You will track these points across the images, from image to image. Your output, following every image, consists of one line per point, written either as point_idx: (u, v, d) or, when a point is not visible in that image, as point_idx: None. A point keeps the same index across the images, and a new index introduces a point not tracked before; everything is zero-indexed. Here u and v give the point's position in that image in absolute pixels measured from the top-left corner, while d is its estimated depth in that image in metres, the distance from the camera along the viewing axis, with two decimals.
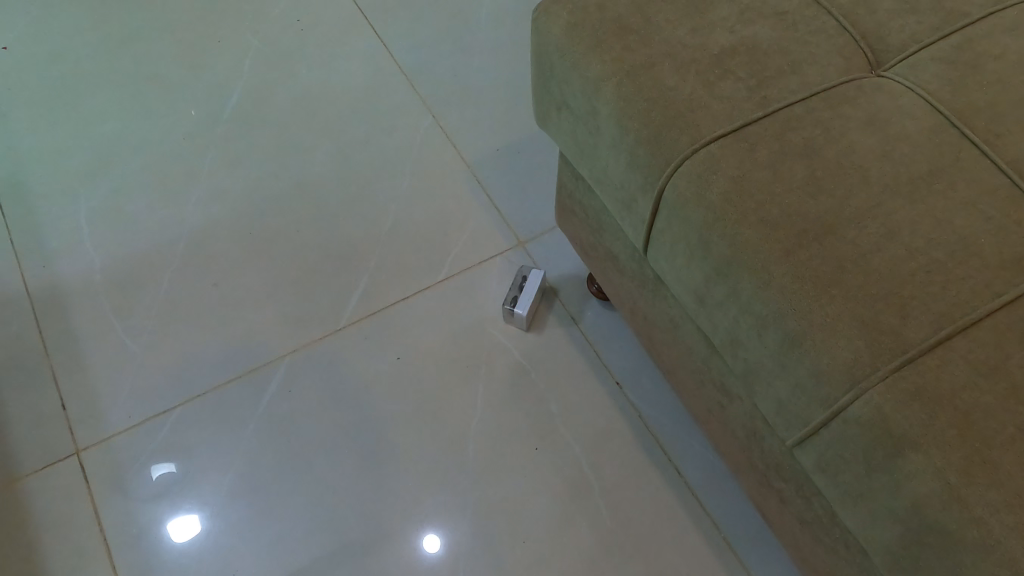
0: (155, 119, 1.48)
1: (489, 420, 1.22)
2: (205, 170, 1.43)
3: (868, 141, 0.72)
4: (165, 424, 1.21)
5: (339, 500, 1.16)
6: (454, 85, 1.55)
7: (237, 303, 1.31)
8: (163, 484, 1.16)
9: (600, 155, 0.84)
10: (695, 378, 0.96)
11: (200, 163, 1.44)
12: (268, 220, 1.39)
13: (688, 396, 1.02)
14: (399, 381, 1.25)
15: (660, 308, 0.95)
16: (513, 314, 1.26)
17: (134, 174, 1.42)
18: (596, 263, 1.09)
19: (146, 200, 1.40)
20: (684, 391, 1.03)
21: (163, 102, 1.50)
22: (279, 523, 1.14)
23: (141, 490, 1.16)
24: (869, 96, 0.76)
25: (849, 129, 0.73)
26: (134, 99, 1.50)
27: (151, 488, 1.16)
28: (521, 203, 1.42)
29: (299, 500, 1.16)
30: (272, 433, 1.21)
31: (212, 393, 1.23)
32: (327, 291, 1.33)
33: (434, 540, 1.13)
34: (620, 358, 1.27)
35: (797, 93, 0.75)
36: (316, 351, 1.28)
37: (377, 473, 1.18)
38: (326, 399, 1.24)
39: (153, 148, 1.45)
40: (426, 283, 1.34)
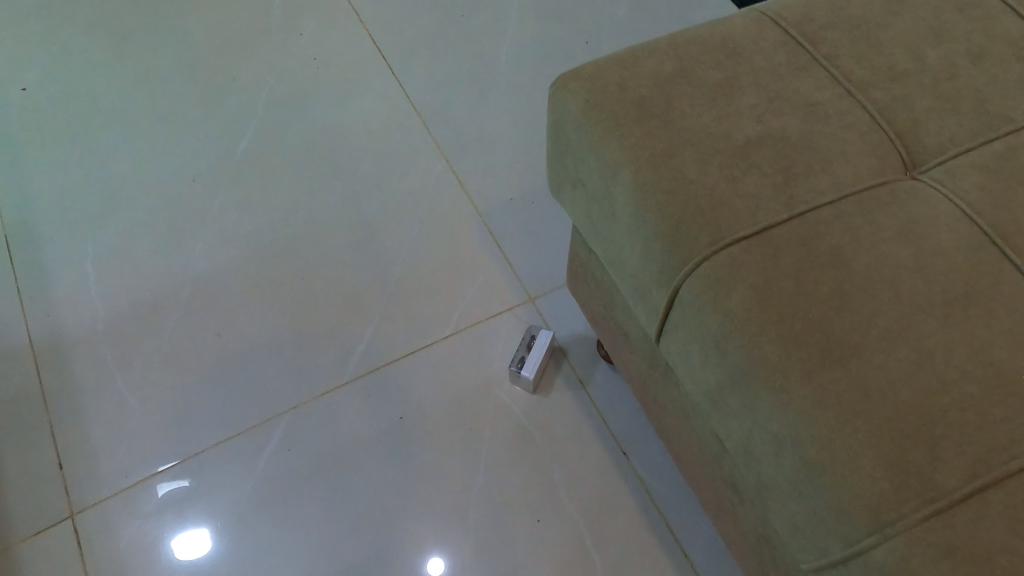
0: (169, 158, 1.46)
1: (489, 487, 1.16)
2: (215, 211, 1.41)
3: (902, 251, 0.67)
4: (156, 474, 1.17)
5: (335, 544, 1.12)
6: (471, 131, 1.52)
7: (239, 351, 1.28)
8: (173, 497, 1.15)
9: (614, 239, 0.79)
10: (704, 470, 0.90)
11: (210, 203, 1.42)
12: (276, 264, 1.36)
13: (697, 485, 0.96)
14: (398, 440, 1.20)
15: (670, 394, 0.90)
16: (518, 374, 1.22)
17: (144, 214, 1.40)
18: (605, 334, 1.04)
19: (154, 241, 1.37)
20: (692, 478, 0.97)
21: (177, 140, 1.48)
22: (280, 548, 1.12)
23: (150, 504, 1.14)
24: (905, 202, 0.71)
25: (880, 237, 0.68)
26: (149, 136, 1.48)
27: (159, 506, 1.14)
28: (534, 257, 1.38)
29: (296, 538, 1.12)
30: (271, 498, 1.15)
31: (212, 449, 1.19)
32: (331, 341, 1.29)
33: (437, 563, 1.10)
34: (627, 427, 1.22)
35: (826, 194, 0.71)
36: (317, 410, 1.23)
37: (372, 538, 1.12)
38: (323, 459, 1.19)
39: (164, 186, 1.43)
40: (431, 338, 1.29)
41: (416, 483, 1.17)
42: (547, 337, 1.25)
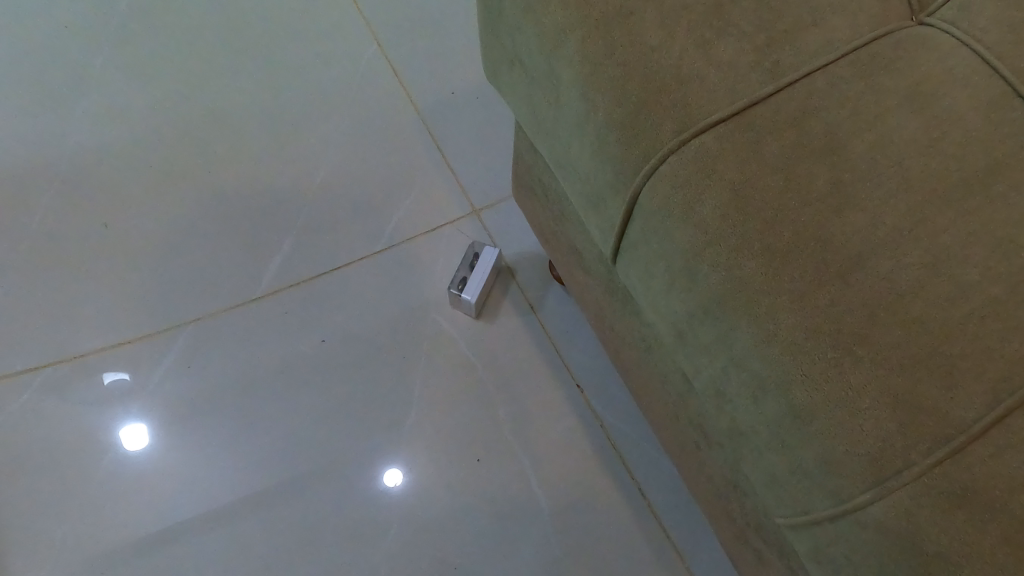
0: (43, 29, 1.23)
1: (423, 421, 1.04)
2: (101, 95, 1.20)
3: (917, 121, 0.51)
4: (33, 380, 1.04)
5: (247, 471, 1.01)
6: (411, 16, 1.30)
7: (132, 257, 1.11)
8: (114, 392, 1.03)
9: (561, 133, 0.63)
10: (667, 406, 0.78)
11: (96, 86, 1.21)
12: (179, 167, 1.17)
13: (657, 425, 0.86)
14: (325, 371, 1.06)
15: (629, 320, 0.76)
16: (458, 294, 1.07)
17: (15, 94, 1.19)
18: (557, 253, 0.90)
19: (25, 125, 1.17)
20: (653, 416, 0.86)
21: (55, 8, 1.25)
22: (188, 465, 1.01)
23: (90, 395, 1.03)
24: (918, 54, 0.53)
25: (891, 104, 0.51)
26: (19, 1, 1.24)
27: (99, 392, 1.03)
28: (480, 165, 1.20)
29: (203, 459, 1.01)
30: (171, 417, 1.03)
31: (102, 371, 1.05)
32: (242, 258, 1.12)
33: (394, 475, 1.01)
34: (583, 356, 1.09)
35: (822, 53, 0.53)
36: (220, 324, 1.08)
37: (283, 458, 1.02)
38: (233, 388, 1.05)
39: (39, 64, 1.21)
40: (358, 254, 1.13)
41: (342, 413, 1.04)
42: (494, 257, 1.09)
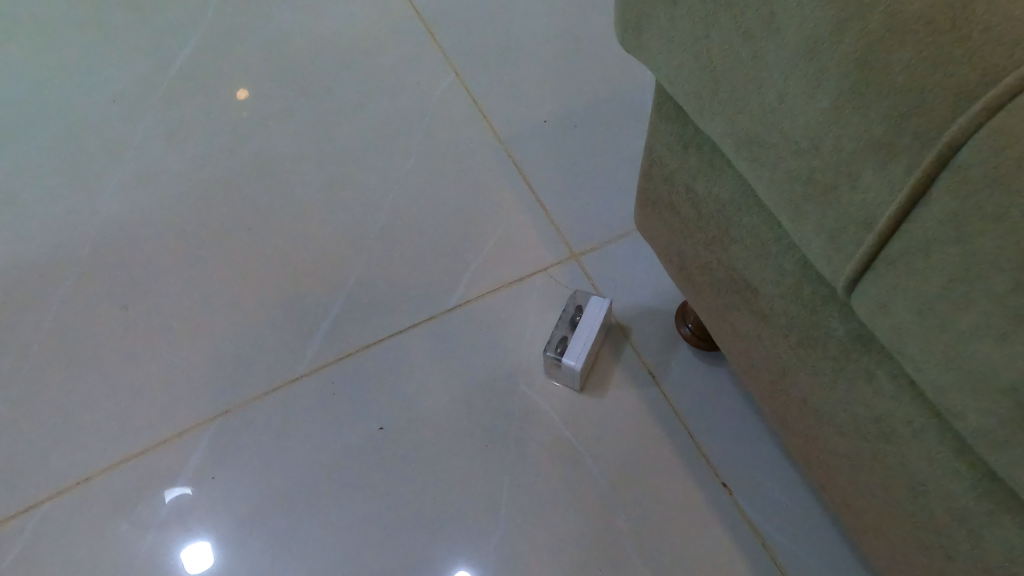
0: (71, 70, 1.07)
1: (514, 535, 0.77)
2: (131, 139, 1.02)
3: None
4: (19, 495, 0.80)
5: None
6: (484, 39, 1.11)
7: (154, 328, 0.89)
8: (173, 514, 0.79)
9: (772, 67, 0.39)
10: (906, 523, 0.50)
11: (126, 129, 1.02)
12: (210, 217, 0.96)
13: (876, 548, 0.57)
14: (383, 468, 0.81)
15: (843, 386, 0.50)
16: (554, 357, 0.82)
17: (33, 142, 1.01)
18: (705, 297, 0.65)
19: (42, 177, 0.98)
20: (868, 536, 0.57)
21: (87, 46, 1.09)
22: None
23: (145, 520, 0.79)
24: None
25: None
26: (47, 42, 1.09)
27: (104, 503, 0.79)
28: (575, 201, 0.97)
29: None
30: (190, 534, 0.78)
31: (96, 475, 0.81)
32: (281, 324, 0.89)
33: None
34: (727, 445, 0.81)
35: None
36: (252, 412, 0.84)
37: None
38: (267, 496, 0.80)
39: (64, 107, 1.04)
40: (425, 314, 0.89)
41: (405, 524, 0.78)
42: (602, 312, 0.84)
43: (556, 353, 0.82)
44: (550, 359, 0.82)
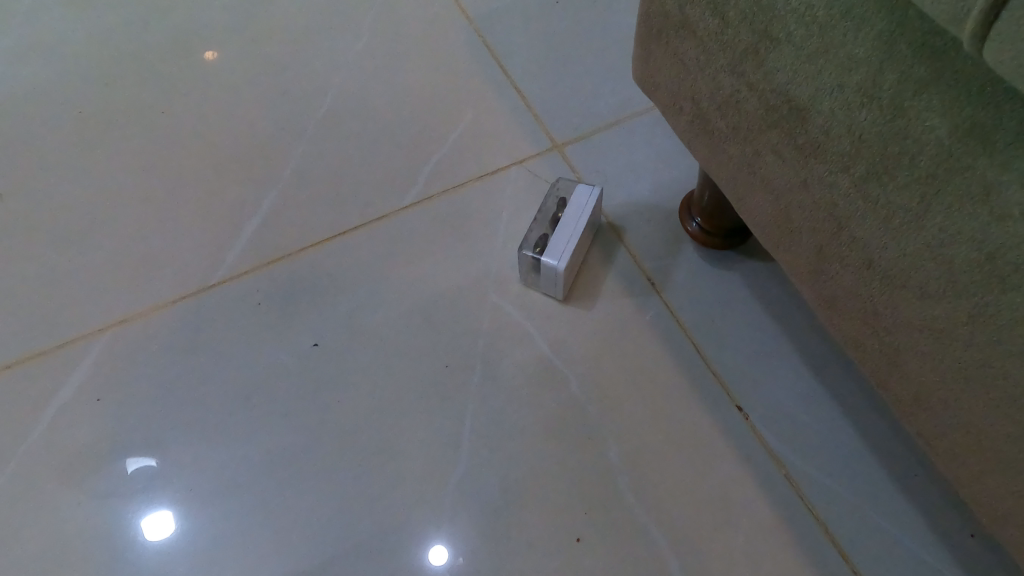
0: None
1: (481, 470, 0.63)
2: (30, 24, 0.85)
3: None
4: None
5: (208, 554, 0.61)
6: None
7: (52, 237, 0.74)
8: (132, 489, 0.63)
9: None
10: (1007, 408, 0.37)
11: (26, 13, 0.86)
12: (120, 104, 0.81)
13: (951, 454, 0.44)
14: (318, 390, 0.67)
15: (936, 221, 0.36)
16: (532, 257, 0.67)
17: None
18: (723, 150, 0.49)
19: None
20: (939, 438, 0.44)
21: None
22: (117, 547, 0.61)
23: (98, 494, 0.63)
24: None
25: None
26: None
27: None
28: (557, 88, 0.82)
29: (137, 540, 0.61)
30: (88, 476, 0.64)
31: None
32: (198, 227, 0.74)
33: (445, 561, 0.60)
34: (741, 361, 0.67)
35: None
36: (151, 324, 0.69)
37: (266, 535, 0.61)
38: (172, 423, 0.65)
39: None
40: (373, 212, 0.74)
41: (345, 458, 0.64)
42: (591, 202, 0.69)
43: (534, 252, 0.67)
44: (528, 259, 0.67)
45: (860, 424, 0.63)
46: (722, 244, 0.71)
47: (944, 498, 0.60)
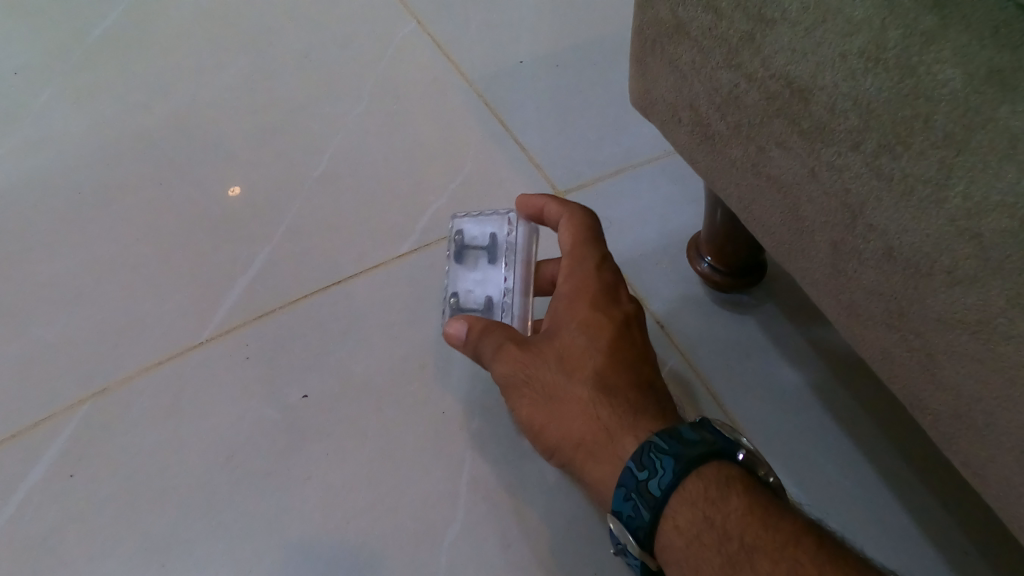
0: None
1: (484, 524, 0.58)
2: (40, 103, 0.85)
3: None
4: None
5: None
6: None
7: (45, 301, 0.70)
8: (190, 559, 0.57)
9: None
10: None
11: (37, 93, 0.86)
12: (121, 170, 0.79)
13: (995, 489, 0.36)
14: (306, 448, 0.62)
15: (962, 185, 0.31)
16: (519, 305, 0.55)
17: None
18: (728, 154, 0.47)
19: None
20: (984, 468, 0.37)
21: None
22: None
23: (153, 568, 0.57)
24: None
25: None
26: None
27: None
28: (559, 139, 0.81)
29: None
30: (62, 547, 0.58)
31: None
32: (188, 285, 0.71)
33: None
34: (759, 404, 0.62)
35: None
36: (132, 392, 0.65)
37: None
38: (148, 493, 0.60)
39: None
40: (369, 262, 0.72)
41: (334, 529, 0.58)
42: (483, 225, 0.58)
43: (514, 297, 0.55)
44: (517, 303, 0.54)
45: (900, 484, 0.57)
46: (740, 283, 0.66)
47: (1004, 566, 0.53)
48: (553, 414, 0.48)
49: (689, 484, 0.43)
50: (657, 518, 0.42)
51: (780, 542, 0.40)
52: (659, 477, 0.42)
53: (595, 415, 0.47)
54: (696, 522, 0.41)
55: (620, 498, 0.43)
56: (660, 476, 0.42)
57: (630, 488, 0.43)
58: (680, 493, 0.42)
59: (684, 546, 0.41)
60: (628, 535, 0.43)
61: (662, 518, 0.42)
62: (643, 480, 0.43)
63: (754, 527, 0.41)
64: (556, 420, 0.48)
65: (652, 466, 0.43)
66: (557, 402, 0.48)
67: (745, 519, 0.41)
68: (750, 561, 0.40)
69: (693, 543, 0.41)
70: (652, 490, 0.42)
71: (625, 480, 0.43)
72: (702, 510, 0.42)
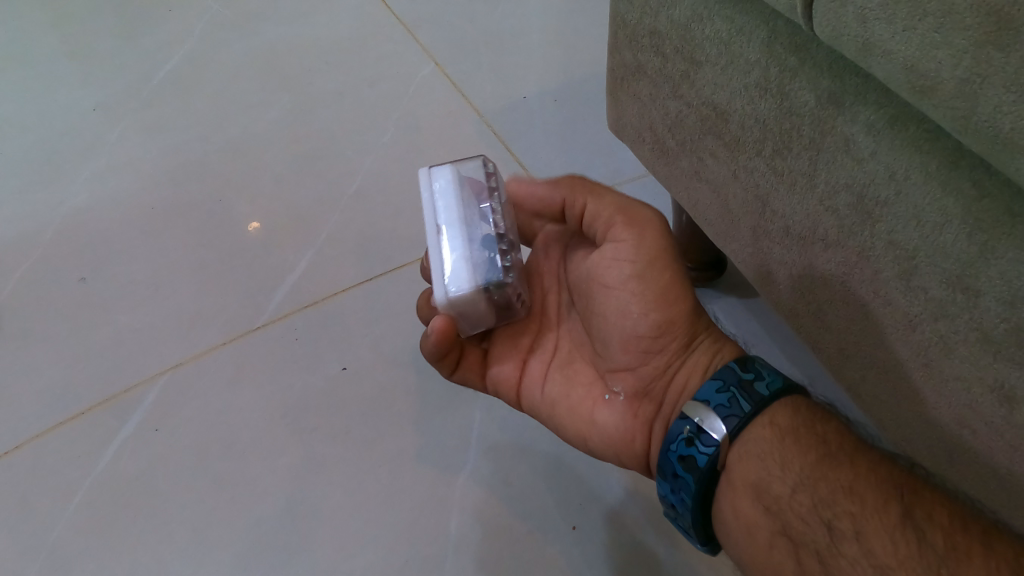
0: (43, 67, 1.01)
1: (494, 472, 0.67)
2: (100, 126, 0.95)
3: None
4: None
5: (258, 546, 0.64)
6: (460, 11, 1.09)
7: (123, 292, 0.80)
8: (252, 497, 0.66)
9: None
10: (900, 335, 0.44)
11: (96, 117, 0.96)
12: (177, 186, 0.89)
13: (871, 395, 0.51)
14: (345, 411, 0.71)
15: (823, 176, 0.44)
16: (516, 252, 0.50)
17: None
18: (679, 164, 0.61)
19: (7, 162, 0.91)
20: (861, 383, 0.51)
21: (57, 46, 1.03)
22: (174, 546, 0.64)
23: (223, 507, 0.66)
24: None
25: None
26: (18, 43, 1.03)
27: (53, 470, 0.68)
28: (558, 163, 0.94)
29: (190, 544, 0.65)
30: (142, 493, 0.67)
31: (27, 444, 0.70)
32: (241, 282, 0.81)
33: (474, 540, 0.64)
34: None
35: None
36: (201, 365, 0.74)
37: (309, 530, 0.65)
38: (217, 446, 0.69)
39: (33, 100, 0.97)
40: (395, 263, 0.82)
41: (371, 478, 0.67)
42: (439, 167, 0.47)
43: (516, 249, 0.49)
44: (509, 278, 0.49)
45: None
46: (704, 277, 0.79)
47: None
48: (675, 293, 0.48)
49: (794, 399, 0.42)
50: (754, 414, 0.41)
51: (878, 463, 0.39)
52: (765, 381, 0.42)
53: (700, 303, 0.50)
54: (791, 424, 0.41)
55: (711, 386, 0.43)
56: (768, 380, 0.42)
57: (730, 381, 0.43)
58: (782, 402, 0.42)
59: (771, 441, 0.41)
60: (715, 423, 0.41)
61: (757, 414, 0.42)
62: (747, 378, 0.43)
63: (846, 444, 0.40)
64: (676, 297, 0.48)
65: (757, 371, 0.43)
66: (680, 281, 0.48)
67: (842, 440, 0.40)
68: (842, 466, 0.39)
69: (783, 441, 0.40)
70: (757, 387, 0.42)
71: (727, 373, 0.43)
72: (802, 422, 0.41)
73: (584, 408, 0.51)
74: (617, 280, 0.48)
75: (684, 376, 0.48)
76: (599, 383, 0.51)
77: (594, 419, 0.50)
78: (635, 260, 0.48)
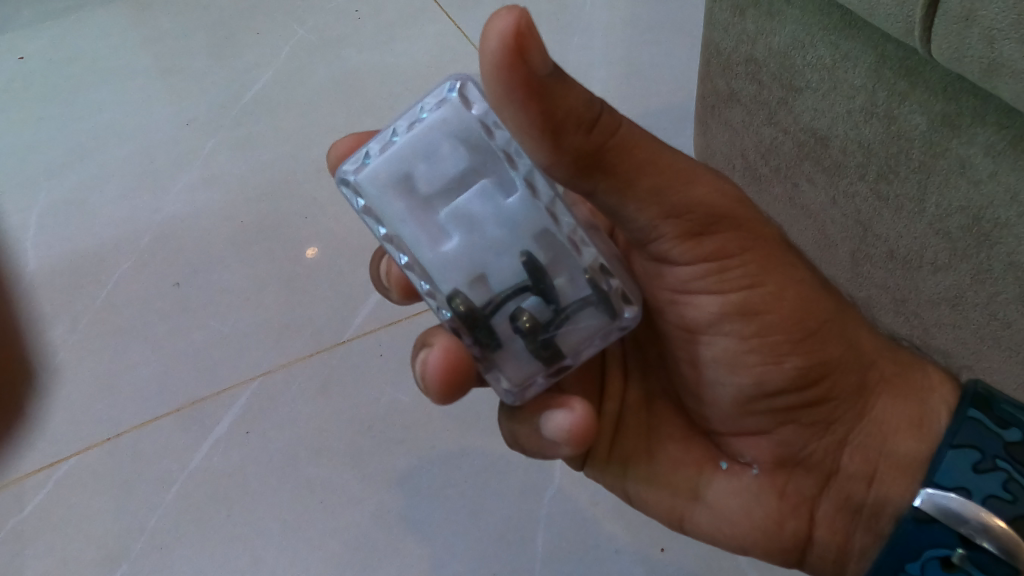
0: (135, 76, 1.03)
1: (572, 492, 0.69)
2: (189, 138, 0.98)
3: None
4: (71, 468, 0.74)
5: (343, 549, 0.68)
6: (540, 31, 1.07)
7: (211, 302, 0.84)
8: (337, 502, 0.70)
9: None
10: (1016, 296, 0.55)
11: (186, 129, 0.98)
12: (262, 202, 0.92)
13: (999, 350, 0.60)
14: (431, 426, 0.73)
15: (933, 200, 0.57)
16: (571, 210, 0.40)
17: (98, 140, 0.98)
18: (772, 189, 0.71)
19: (105, 171, 0.95)
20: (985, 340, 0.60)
21: (151, 54, 1.05)
22: (262, 543, 0.69)
23: (309, 513, 0.70)
24: None
25: None
26: (111, 48, 1.06)
27: (153, 468, 0.74)
28: None
29: (276, 543, 0.69)
30: (231, 493, 0.72)
31: (127, 434, 0.76)
32: (328, 300, 0.83)
33: (550, 556, 0.67)
34: None
35: None
36: (289, 377, 0.78)
37: (392, 536, 0.69)
38: (303, 453, 0.73)
39: (127, 109, 1.00)
40: None
41: (453, 490, 0.70)
42: (358, 164, 0.40)
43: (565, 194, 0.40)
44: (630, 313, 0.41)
45: None
46: None
47: None
48: (794, 330, 0.47)
49: None
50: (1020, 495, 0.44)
51: None
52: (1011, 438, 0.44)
53: (836, 333, 0.48)
54: None
55: (967, 459, 0.45)
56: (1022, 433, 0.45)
57: (992, 451, 0.45)
58: None
59: None
60: (954, 510, 0.44)
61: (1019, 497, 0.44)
62: (1008, 438, 0.45)
63: None
64: (773, 324, 0.47)
65: None
66: (753, 299, 0.46)
67: None
68: None
69: None
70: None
71: (987, 442, 0.45)
72: None
73: (699, 478, 0.53)
74: (705, 321, 0.48)
75: (856, 432, 0.50)
76: (712, 449, 0.54)
77: (711, 492, 0.53)
78: (729, 309, 0.47)
